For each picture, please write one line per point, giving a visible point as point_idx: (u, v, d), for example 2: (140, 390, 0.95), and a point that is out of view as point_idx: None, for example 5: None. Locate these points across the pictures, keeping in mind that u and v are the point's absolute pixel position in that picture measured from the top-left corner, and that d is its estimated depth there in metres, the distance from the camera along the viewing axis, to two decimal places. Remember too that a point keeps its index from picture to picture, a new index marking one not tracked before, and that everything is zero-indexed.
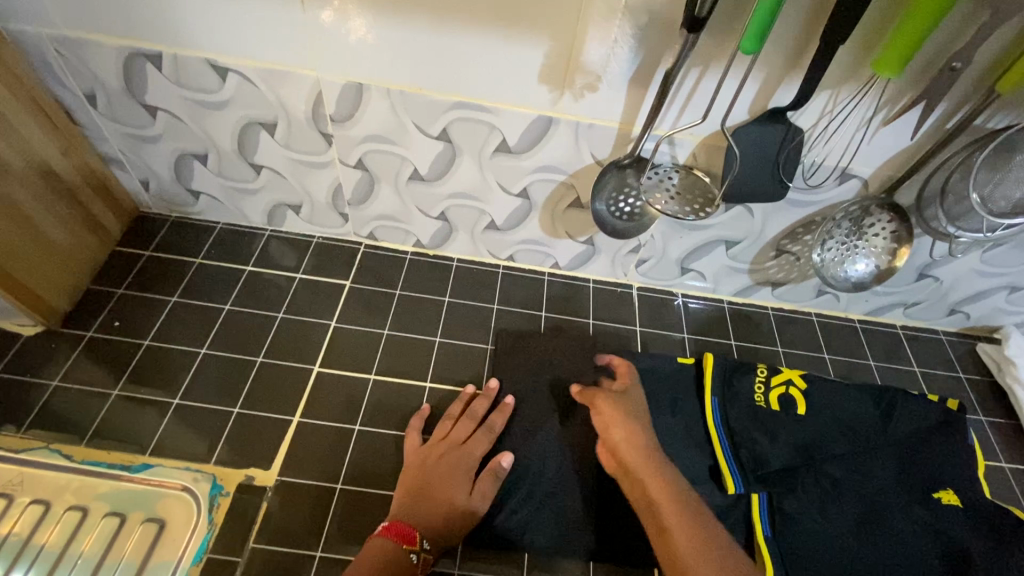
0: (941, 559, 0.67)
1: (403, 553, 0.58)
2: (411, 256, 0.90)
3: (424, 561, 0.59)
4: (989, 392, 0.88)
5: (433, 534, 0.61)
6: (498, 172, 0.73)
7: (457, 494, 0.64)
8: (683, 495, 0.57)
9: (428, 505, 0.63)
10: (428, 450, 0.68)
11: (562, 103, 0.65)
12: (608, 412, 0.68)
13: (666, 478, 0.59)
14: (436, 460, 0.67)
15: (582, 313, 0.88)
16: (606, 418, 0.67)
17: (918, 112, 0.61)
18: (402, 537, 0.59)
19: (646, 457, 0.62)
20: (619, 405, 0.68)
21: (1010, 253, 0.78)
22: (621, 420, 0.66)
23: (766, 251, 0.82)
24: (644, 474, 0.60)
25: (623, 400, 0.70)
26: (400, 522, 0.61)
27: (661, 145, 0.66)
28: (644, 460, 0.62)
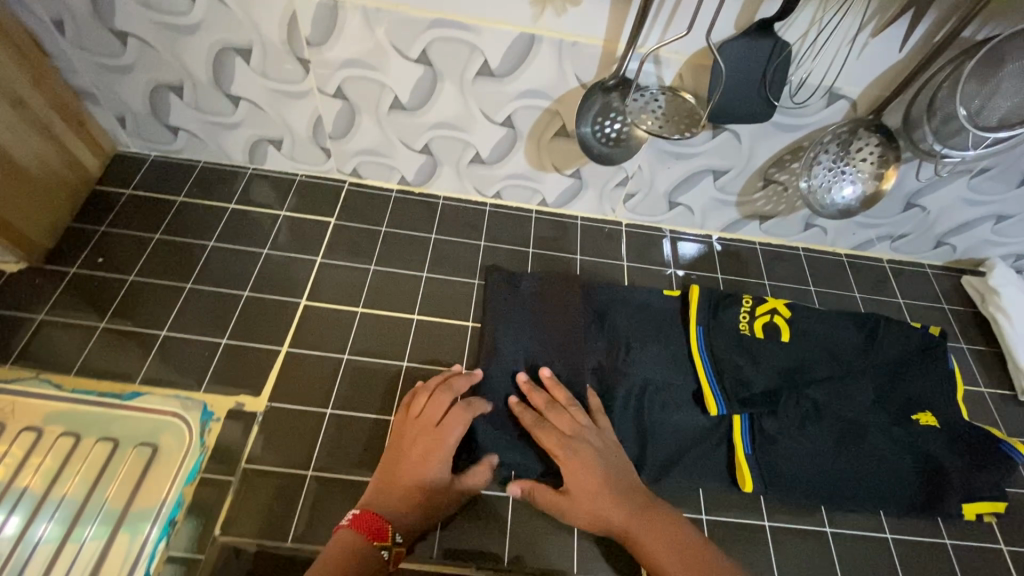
0: (915, 473, 0.70)
1: (373, 549, 0.56)
2: (397, 194, 0.89)
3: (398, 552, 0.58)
4: (973, 322, 0.88)
5: (404, 528, 0.59)
6: (480, 97, 0.72)
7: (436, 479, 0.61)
8: (700, 558, 0.57)
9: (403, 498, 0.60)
10: (406, 433, 0.64)
11: (543, 20, 0.63)
12: (577, 490, 0.61)
13: (686, 557, 0.57)
14: (413, 442, 0.63)
15: (570, 249, 0.88)
16: (582, 503, 0.61)
17: (906, 23, 0.60)
18: (373, 533, 0.56)
19: (653, 531, 0.59)
20: (583, 476, 0.62)
21: (997, 179, 0.78)
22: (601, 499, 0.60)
23: (754, 181, 0.81)
24: (660, 562, 0.57)
25: (572, 465, 0.62)
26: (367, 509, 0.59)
27: (646, 64, 0.65)
28: (657, 535, 0.58)
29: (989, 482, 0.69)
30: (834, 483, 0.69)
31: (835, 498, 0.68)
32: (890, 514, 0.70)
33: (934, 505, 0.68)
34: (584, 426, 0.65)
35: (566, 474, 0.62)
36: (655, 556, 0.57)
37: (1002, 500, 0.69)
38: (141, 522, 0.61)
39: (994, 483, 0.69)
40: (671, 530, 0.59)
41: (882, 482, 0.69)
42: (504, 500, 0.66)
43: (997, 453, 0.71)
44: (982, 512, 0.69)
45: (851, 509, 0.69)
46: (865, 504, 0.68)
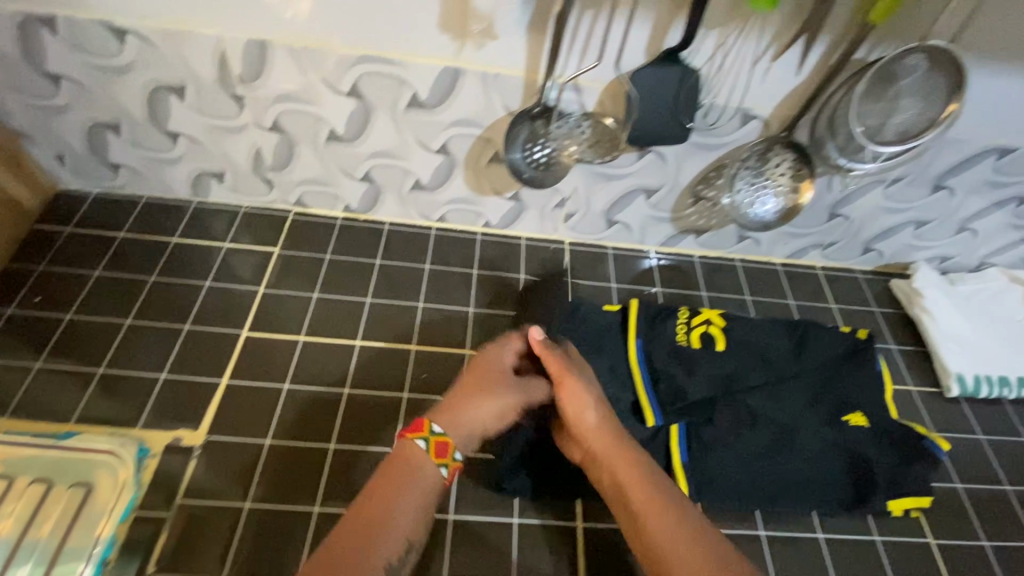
0: (845, 472, 0.72)
1: (414, 442, 0.57)
2: (342, 222, 0.90)
3: (438, 444, 0.58)
4: (902, 324, 0.93)
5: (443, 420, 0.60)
6: (414, 127, 0.74)
7: (484, 416, 0.61)
8: (659, 480, 0.57)
9: (451, 417, 0.60)
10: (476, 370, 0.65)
11: (465, 53, 0.66)
12: (575, 407, 0.62)
13: (649, 476, 0.57)
14: (477, 381, 0.63)
15: (513, 269, 0.89)
16: (583, 428, 0.61)
17: (800, 49, 0.64)
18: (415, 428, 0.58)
19: (619, 468, 0.58)
20: (585, 395, 0.63)
21: (911, 187, 0.82)
22: (592, 418, 0.61)
23: (684, 198, 0.84)
24: (625, 474, 0.57)
25: (585, 391, 0.63)
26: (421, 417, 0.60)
27: (566, 92, 0.68)
28: (635, 467, 0.58)
29: (915, 478, 0.72)
30: (767, 486, 0.71)
31: (769, 500, 0.71)
32: (822, 513, 0.72)
33: (863, 504, 0.71)
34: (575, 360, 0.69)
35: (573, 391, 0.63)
36: (620, 469, 0.58)
37: (928, 494, 0.72)
38: (73, 564, 0.60)
39: (919, 479, 0.72)
40: (651, 473, 0.58)
41: (814, 483, 0.72)
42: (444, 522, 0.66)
43: (923, 451, 0.73)
44: (909, 508, 0.71)
45: (785, 510, 0.71)
46: (798, 505, 0.71)
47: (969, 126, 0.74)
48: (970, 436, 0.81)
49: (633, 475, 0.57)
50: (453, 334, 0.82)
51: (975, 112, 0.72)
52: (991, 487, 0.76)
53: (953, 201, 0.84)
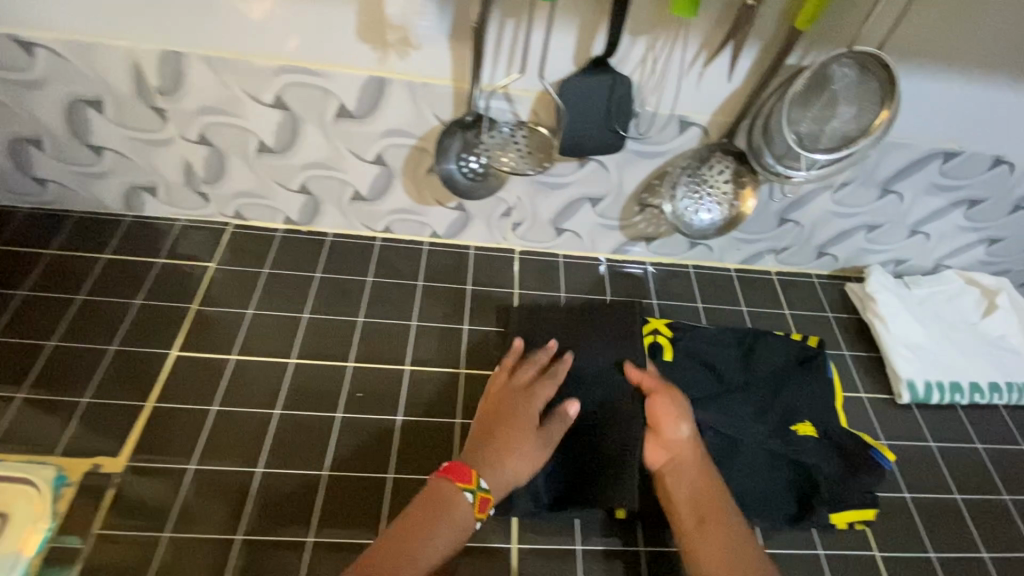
0: (788, 484, 0.71)
1: (458, 491, 0.60)
2: (283, 234, 0.87)
3: (483, 498, 0.61)
4: (856, 329, 0.91)
5: (489, 474, 0.62)
6: (345, 138, 0.72)
7: (517, 466, 0.63)
8: (722, 507, 0.63)
9: (493, 474, 0.62)
10: (512, 427, 0.66)
11: (388, 63, 0.64)
12: (666, 421, 0.68)
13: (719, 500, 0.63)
14: (513, 440, 0.65)
15: (460, 280, 0.87)
16: (671, 437, 0.67)
17: (730, 55, 0.62)
18: (459, 476, 0.61)
19: (692, 475, 0.65)
20: (672, 415, 0.68)
21: (859, 191, 0.80)
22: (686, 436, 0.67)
23: (631, 206, 0.83)
24: (700, 487, 0.64)
25: (683, 408, 0.69)
26: (460, 465, 0.62)
27: (496, 101, 0.66)
28: (708, 487, 0.64)
29: (860, 490, 0.71)
30: None
31: None
32: (767, 527, 0.70)
33: (805, 517, 0.70)
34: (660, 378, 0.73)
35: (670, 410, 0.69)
36: (695, 484, 0.64)
37: (873, 507, 0.71)
38: None
39: (865, 490, 0.71)
40: (721, 499, 0.64)
41: (757, 495, 0.70)
42: None
43: (869, 461, 0.72)
44: (853, 521, 0.70)
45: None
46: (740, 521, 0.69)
47: (911, 130, 0.73)
48: (921, 443, 0.80)
49: (708, 495, 0.63)
50: (393, 349, 0.79)
51: (915, 116, 0.71)
52: (939, 495, 0.75)
53: (903, 204, 0.82)
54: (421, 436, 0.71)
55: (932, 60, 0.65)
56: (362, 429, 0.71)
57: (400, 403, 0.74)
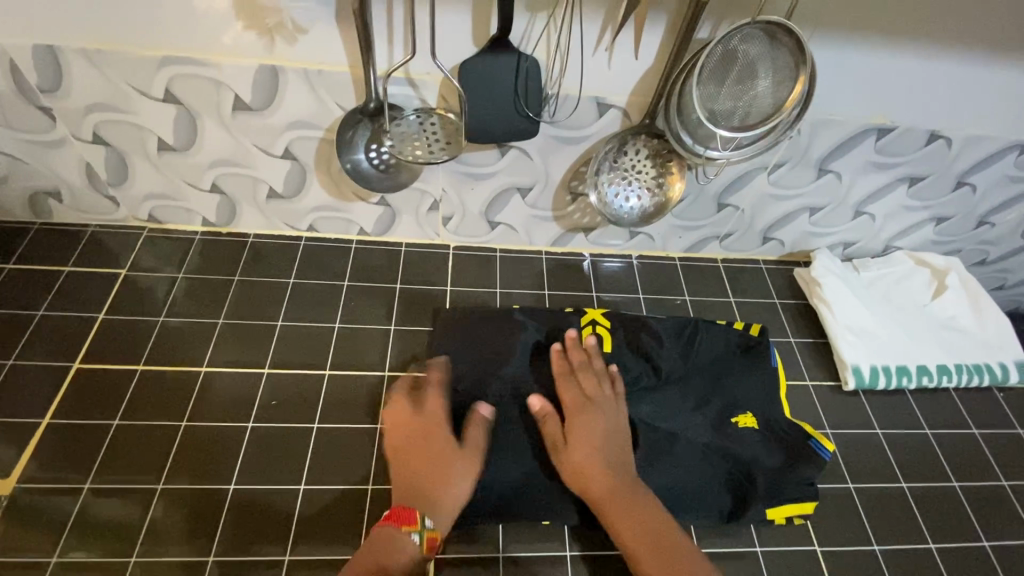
0: (724, 481, 0.67)
1: (405, 536, 0.54)
2: (202, 237, 0.83)
3: (432, 538, 0.55)
4: (804, 315, 0.88)
5: (432, 510, 0.56)
6: (248, 132, 0.68)
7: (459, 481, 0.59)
8: (649, 524, 0.56)
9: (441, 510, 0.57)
10: (449, 459, 0.60)
11: (277, 49, 0.60)
12: (567, 443, 0.62)
13: (642, 518, 0.57)
14: (437, 460, 0.60)
15: (389, 279, 0.83)
16: (574, 463, 0.61)
17: (636, 30, 0.59)
18: (402, 520, 0.54)
19: (626, 506, 0.57)
20: (574, 434, 0.62)
21: (796, 171, 0.77)
22: (590, 459, 0.60)
23: (562, 195, 0.79)
24: (614, 513, 0.57)
25: (583, 427, 0.63)
26: (398, 508, 0.56)
27: (397, 87, 0.62)
28: (625, 509, 0.57)
29: (799, 482, 0.68)
30: None
31: None
32: (703, 526, 0.66)
33: (743, 513, 0.66)
34: (599, 387, 0.67)
35: (573, 430, 0.63)
36: (610, 508, 0.58)
37: (812, 499, 0.68)
38: None
39: (805, 482, 0.68)
40: (643, 514, 0.57)
41: (692, 492, 0.66)
42: (278, 564, 0.59)
43: (806, 450, 0.70)
44: (792, 515, 0.67)
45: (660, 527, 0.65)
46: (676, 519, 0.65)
47: (841, 104, 0.70)
48: (867, 430, 0.77)
49: (626, 519, 0.57)
50: (313, 354, 0.75)
51: (841, 90, 0.68)
52: (884, 484, 0.73)
53: (842, 183, 0.79)
54: (338, 444, 0.68)
55: (849, 30, 0.62)
56: (275, 438, 0.67)
57: (317, 409, 0.70)
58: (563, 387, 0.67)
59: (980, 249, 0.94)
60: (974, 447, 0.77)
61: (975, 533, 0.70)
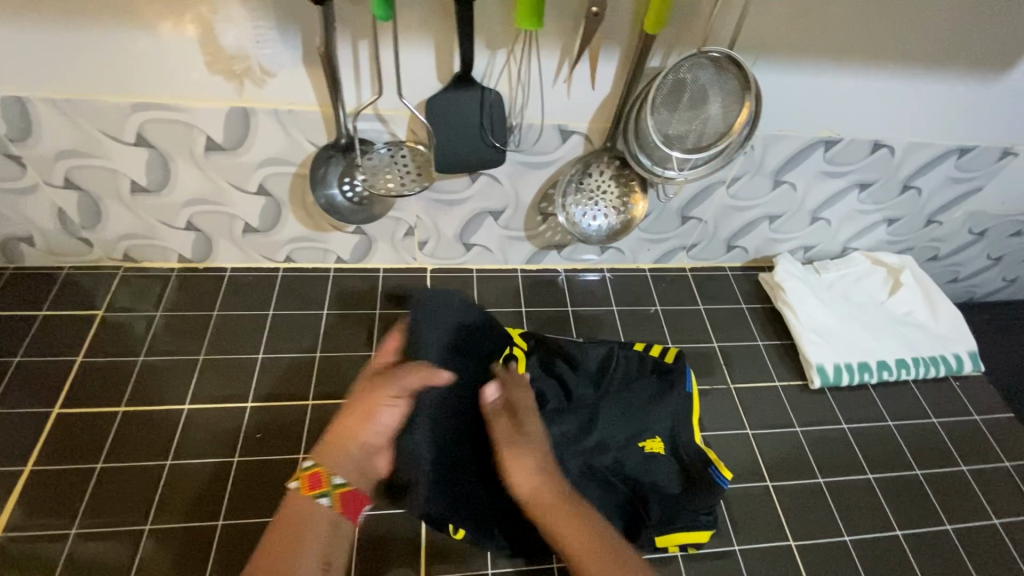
0: (619, 507, 0.67)
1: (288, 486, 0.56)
2: (179, 273, 0.84)
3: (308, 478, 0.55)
4: (770, 318, 0.92)
5: (327, 448, 0.57)
6: (221, 171, 0.69)
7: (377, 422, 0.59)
8: (591, 527, 0.55)
9: (328, 456, 0.56)
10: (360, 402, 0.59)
11: (247, 92, 0.62)
12: (517, 442, 0.58)
13: (584, 521, 0.55)
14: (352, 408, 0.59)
15: (368, 305, 0.84)
16: (520, 467, 0.57)
17: (592, 61, 0.62)
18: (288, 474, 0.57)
19: (574, 513, 0.55)
20: (521, 435, 0.59)
21: (752, 183, 0.81)
22: (534, 462, 0.57)
23: (533, 216, 0.82)
24: (557, 516, 0.55)
25: (533, 430, 0.60)
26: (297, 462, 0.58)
27: (369, 124, 0.64)
28: (567, 513, 0.55)
29: (695, 512, 0.67)
30: None
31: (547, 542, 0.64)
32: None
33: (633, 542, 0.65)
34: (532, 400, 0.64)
35: (523, 430, 0.59)
36: (553, 512, 0.55)
37: (707, 529, 0.67)
38: None
39: (699, 513, 0.67)
40: (584, 517, 0.55)
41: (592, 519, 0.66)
42: None
43: (705, 478, 0.68)
44: (686, 543, 0.67)
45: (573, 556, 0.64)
46: None
47: (789, 120, 0.74)
48: (834, 426, 0.81)
49: (568, 522, 0.54)
50: (296, 385, 0.76)
51: (788, 108, 0.72)
52: (852, 476, 0.76)
53: (796, 192, 0.84)
54: None
55: (792, 54, 0.66)
56: (261, 471, 0.68)
57: (302, 439, 0.71)
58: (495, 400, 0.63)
59: (931, 247, 0.99)
60: (934, 435, 0.82)
61: (937, 518, 0.74)
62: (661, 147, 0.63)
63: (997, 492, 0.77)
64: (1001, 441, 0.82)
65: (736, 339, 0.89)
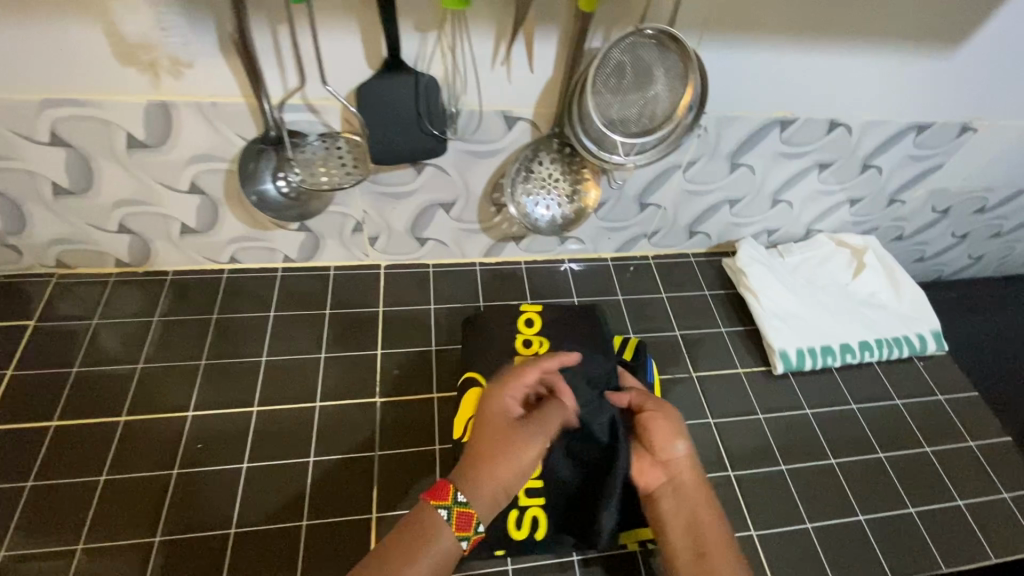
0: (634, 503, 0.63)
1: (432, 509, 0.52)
2: (116, 278, 0.80)
3: (460, 512, 0.52)
4: (734, 304, 0.90)
5: (467, 486, 0.53)
6: (148, 170, 0.66)
7: (501, 471, 0.54)
8: (718, 527, 0.58)
9: (472, 489, 0.53)
10: (509, 431, 0.56)
11: (164, 85, 0.58)
12: (662, 432, 0.62)
13: (714, 518, 0.59)
14: (500, 435, 0.56)
15: (317, 305, 0.81)
16: (672, 455, 0.61)
17: (529, 42, 0.59)
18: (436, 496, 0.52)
19: (707, 507, 0.59)
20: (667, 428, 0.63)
21: (709, 167, 0.79)
22: (686, 455, 0.61)
23: (486, 207, 0.79)
24: (694, 504, 0.59)
25: (682, 425, 0.63)
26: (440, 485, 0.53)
27: (301, 113, 0.61)
28: (703, 506, 0.59)
29: None
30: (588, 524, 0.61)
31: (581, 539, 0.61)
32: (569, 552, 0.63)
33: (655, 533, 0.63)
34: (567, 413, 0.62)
35: (670, 424, 0.63)
36: (694, 503, 0.59)
37: None
38: None
39: None
40: (712, 515, 0.59)
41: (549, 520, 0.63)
42: None
43: None
44: None
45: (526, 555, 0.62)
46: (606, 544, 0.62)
47: (741, 101, 0.72)
48: (797, 411, 0.80)
49: (703, 511, 0.59)
50: (242, 391, 0.73)
51: (739, 87, 0.70)
52: (814, 462, 0.75)
53: (755, 174, 0.82)
54: (272, 481, 0.66)
55: (738, 32, 0.64)
56: (202, 483, 0.65)
57: (246, 448, 0.68)
58: (519, 389, 0.60)
59: (895, 226, 0.98)
60: (898, 417, 0.81)
61: (901, 502, 0.73)
62: (604, 130, 0.60)
63: (959, 470, 0.77)
64: (965, 420, 0.82)
65: (700, 327, 0.87)
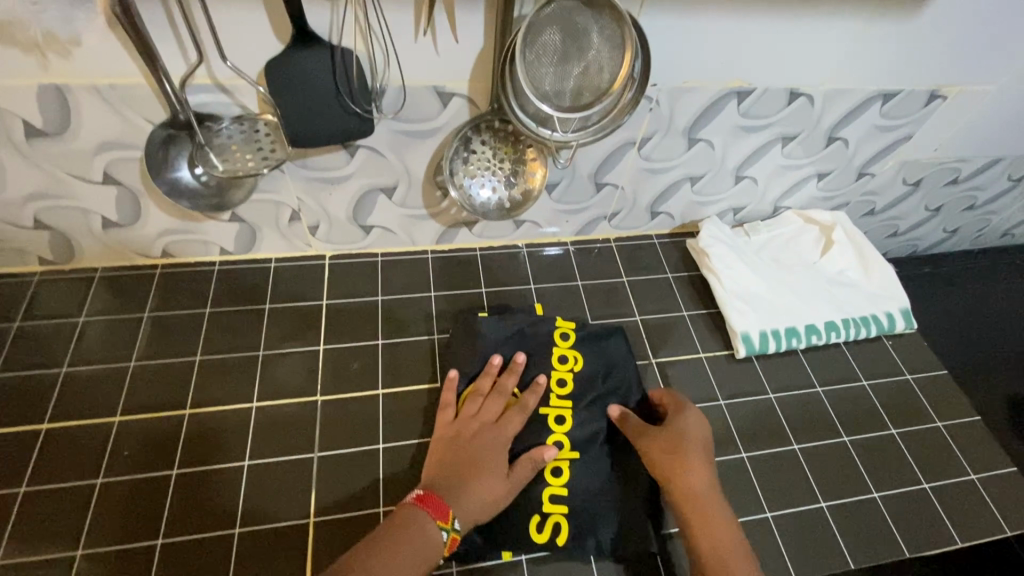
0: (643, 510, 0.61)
1: (434, 527, 0.53)
2: (41, 278, 0.76)
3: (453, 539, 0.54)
4: (699, 286, 0.87)
5: (460, 512, 0.55)
6: (53, 160, 0.61)
7: (483, 505, 0.56)
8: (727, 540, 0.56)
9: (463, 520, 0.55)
10: (493, 471, 0.58)
11: (54, 67, 0.53)
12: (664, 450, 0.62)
13: (722, 531, 0.57)
14: (486, 473, 0.58)
15: (256, 299, 0.77)
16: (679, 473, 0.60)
17: (453, 10, 0.55)
18: (438, 511, 0.54)
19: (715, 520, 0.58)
20: (669, 445, 0.62)
21: (664, 142, 0.75)
22: (694, 470, 0.60)
23: (431, 191, 0.74)
24: (701, 517, 0.58)
25: (687, 441, 0.62)
26: (434, 497, 0.55)
27: (210, 95, 0.57)
28: (711, 519, 0.57)
29: None
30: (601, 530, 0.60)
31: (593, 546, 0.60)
32: (518, 553, 0.60)
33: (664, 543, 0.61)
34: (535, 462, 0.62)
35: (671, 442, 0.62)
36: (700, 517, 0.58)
37: None
38: None
39: None
40: (723, 527, 0.57)
41: (495, 520, 0.59)
42: None
43: None
44: None
45: (472, 558, 0.58)
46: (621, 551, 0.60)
47: (692, 71, 0.68)
48: (761, 396, 0.77)
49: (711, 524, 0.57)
50: (173, 393, 0.69)
51: (689, 56, 0.66)
52: (777, 448, 0.72)
53: (714, 150, 0.78)
54: (203, 487, 0.62)
55: None
56: (128, 492, 0.62)
57: (176, 453, 0.64)
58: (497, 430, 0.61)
59: (866, 201, 0.95)
60: (864, 399, 0.78)
61: (865, 486, 0.71)
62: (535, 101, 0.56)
63: (926, 452, 0.74)
64: (934, 400, 0.79)
65: (662, 311, 0.84)
